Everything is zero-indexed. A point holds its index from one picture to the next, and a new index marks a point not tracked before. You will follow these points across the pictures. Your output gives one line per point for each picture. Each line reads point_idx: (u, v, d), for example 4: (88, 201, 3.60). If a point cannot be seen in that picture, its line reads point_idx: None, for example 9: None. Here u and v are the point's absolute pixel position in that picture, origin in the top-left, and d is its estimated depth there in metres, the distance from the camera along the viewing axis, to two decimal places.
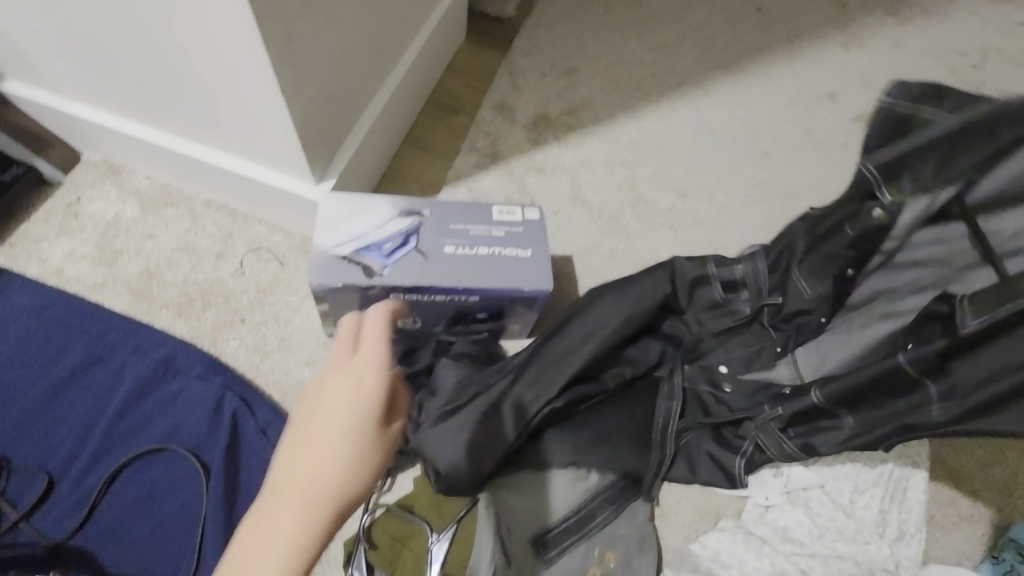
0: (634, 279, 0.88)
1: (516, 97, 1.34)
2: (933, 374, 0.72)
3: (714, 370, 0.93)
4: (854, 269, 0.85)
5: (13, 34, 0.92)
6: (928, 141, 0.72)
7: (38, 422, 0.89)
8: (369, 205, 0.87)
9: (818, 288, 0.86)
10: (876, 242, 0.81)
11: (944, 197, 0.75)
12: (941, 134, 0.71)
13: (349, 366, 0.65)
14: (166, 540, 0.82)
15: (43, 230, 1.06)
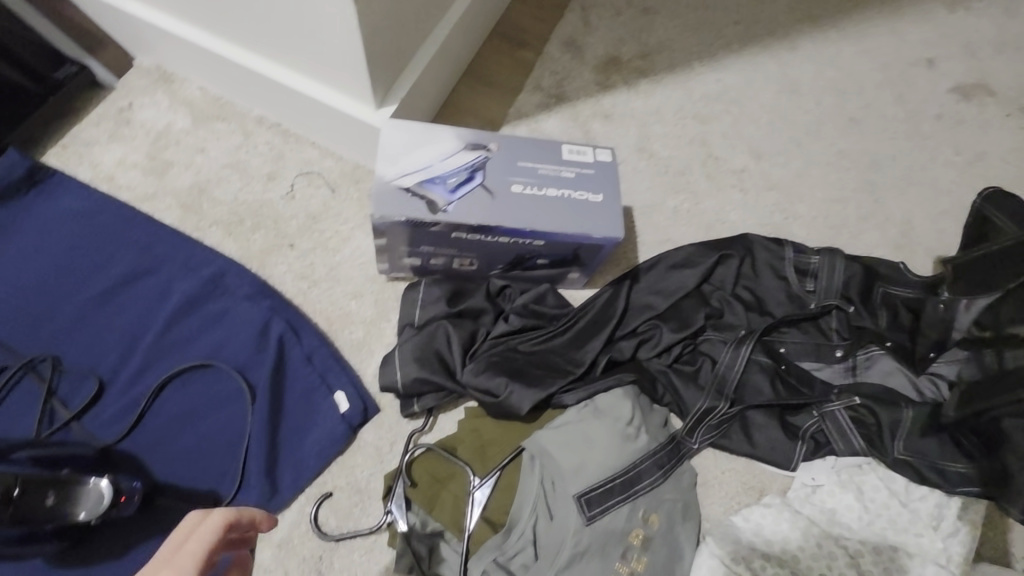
0: (708, 253, 0.94)
1: (587, 35, 1.25)
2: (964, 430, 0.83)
3: (774, 347, 0.92)
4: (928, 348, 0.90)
5: None
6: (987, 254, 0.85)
7: (88, 327, 0.88)
8: (433, 134, 0.81)
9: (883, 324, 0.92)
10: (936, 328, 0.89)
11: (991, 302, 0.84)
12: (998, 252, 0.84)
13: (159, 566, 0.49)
14: (211, 455, 0.81)
15: (95, 133, 1.03)
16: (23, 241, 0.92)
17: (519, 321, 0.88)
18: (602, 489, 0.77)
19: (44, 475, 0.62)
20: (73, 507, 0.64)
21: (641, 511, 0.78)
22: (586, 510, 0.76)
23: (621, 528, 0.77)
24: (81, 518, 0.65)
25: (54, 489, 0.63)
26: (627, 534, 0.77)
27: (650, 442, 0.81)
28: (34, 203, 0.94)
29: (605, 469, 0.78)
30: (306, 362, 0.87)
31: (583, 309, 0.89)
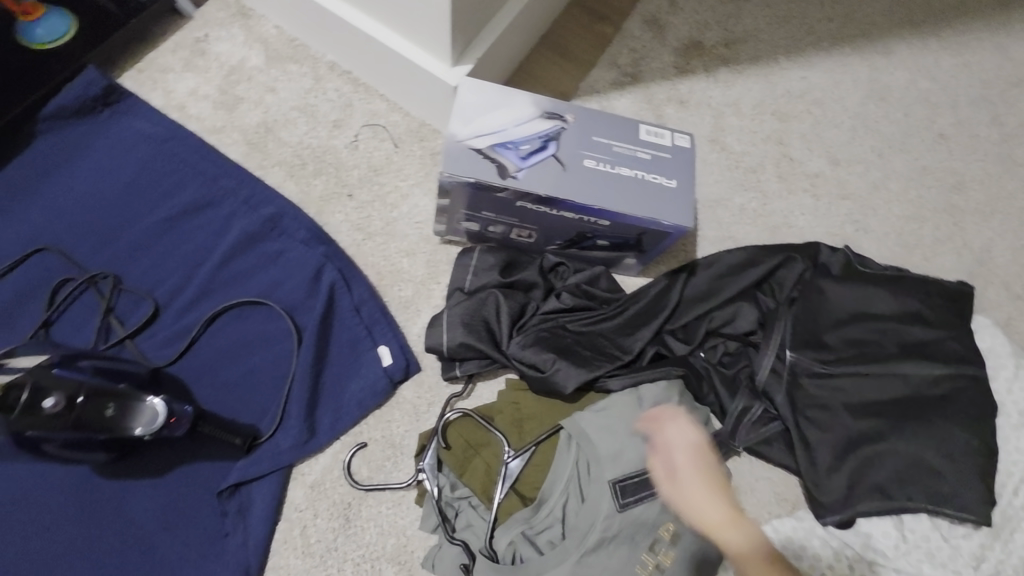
0: (774, 255, 0.92)
1: (671, 15, 1.20)
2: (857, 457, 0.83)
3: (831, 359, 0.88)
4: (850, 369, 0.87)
5: None
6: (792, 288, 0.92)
7: (149, 251, 0.89)
8: (510, 99, 0.79)
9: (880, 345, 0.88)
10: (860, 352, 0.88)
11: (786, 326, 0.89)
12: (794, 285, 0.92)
13: None
14: (254, 390, 0.83)
15: (170, 61, 1.03)
16: (93, 160, 0.93)
17: (571, 300, 0.87)
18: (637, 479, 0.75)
19: (102, 385, 0.64)
20: (129, 419, 0.65)
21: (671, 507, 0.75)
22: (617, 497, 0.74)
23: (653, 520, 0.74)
24: (138, 431, 0.66)
25: (113, 401, 0.65)
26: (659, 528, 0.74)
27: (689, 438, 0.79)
28: (108, 123, 0.95)
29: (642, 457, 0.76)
30: (354, 313, 0.87)
31: (636, 295, 0.87)
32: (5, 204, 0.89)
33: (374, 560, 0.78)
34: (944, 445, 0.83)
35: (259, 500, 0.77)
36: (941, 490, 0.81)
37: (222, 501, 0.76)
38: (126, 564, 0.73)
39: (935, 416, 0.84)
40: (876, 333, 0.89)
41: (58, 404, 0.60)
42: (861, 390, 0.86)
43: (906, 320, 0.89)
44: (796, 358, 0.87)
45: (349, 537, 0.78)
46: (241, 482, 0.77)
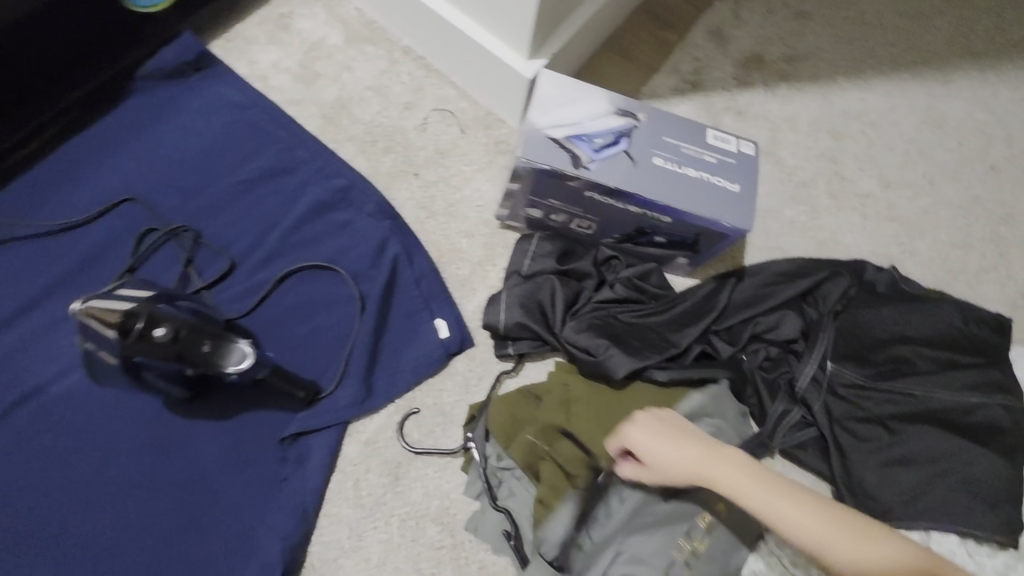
0: (819, 268, 0.95)
1: (735, 28, 1.23)
2: (885, 467, 0.86)
3: (871, 372, 0.90)
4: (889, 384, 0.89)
5: None
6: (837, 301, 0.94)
7: (226, 210, 0.94)
8: (586, 94, 0.82)
9: (921, 365, 0.90)
10: (901, 370, 0.90)
11: (828, 335, 0.92)
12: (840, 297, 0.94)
13: None
14: (318, 348, 0.88)
15: (255, 34, 1.06)
16: (179, 120, 0.97)
17: (623, 292, 0.90)
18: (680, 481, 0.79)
19: (201, 320, 0.67)
20: (224, 356, 0.68)
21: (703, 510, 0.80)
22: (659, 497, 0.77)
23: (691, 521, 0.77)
24: (231, 368, 0.69)
25: (210, 339, 0.68)
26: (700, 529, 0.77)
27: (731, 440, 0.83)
28: (196, 86, 0.99)
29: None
30: (415, 286, 0.92)
31: (686, 294, 0.91)
32: (96, 154, 0.93)
33: (418, 519, 0.83)
34: (976, 466, 0.85)
35: (316, 452, 0.82)
36: (971, 510, 0.83)
37: (283, 449, 0.81)
38: (191, 498, 0.79)
39: (967, 437, 0.86)
40: (917, 353, 0.91)
41: (166, 333, 0.63)
42: (899, 408, 0.88)
43: (945, 343, 0.92)
44: (835, 369, 0.90)
45: (396, 494, 0.83)
46: (299, 433, 0.82)
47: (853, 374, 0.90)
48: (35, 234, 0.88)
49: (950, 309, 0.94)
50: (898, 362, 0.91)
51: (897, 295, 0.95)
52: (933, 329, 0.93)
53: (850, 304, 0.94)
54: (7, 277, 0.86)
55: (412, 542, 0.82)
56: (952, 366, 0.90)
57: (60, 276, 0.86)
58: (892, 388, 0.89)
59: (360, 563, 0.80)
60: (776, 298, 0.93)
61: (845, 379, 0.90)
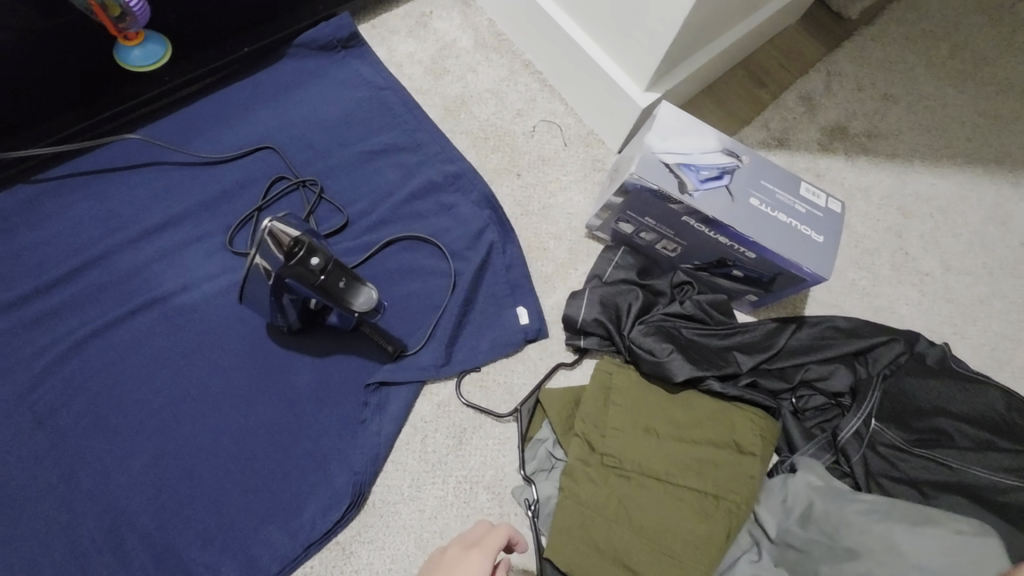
0: (864, 331, 0.97)
1: (825, 98, 1.31)
2: None
3: (907, 439, 0.89)
4: (924, 451, 0.88)
5: None
6: (879, 361, 0.95)
7: (348, 174, 1.04)
8: (700, 131, 0.92)
9: (958, 442, 0.88)
10: (934, 443, 0.89)
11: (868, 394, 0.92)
12: (885, 359, 0.95)
13: (464, 554, 0.59)
14: (410, 311, 0.96)
15: (398, 26, 1.18)
16: (321, 89, 1.08)
17: (692, 309, 0.96)
18: (693, 479, 0.85)
19: (343, 263, 0.79)
20: (354, 295, 0.78)
21: (825, 499, 0.81)
22: (671, 489, 0.84)
23: (699, 517, 0.83)
24: (356, 307, 0.78)
25: (343, 278, 0.78)
26: (711, 530, 0.82)
27: (753, 457, 0.86)
28: (341, 62, 1.11)
29: (703, 463, 0.86)
30: (504, 272, 1.00)
31: (748, 327, 0.95)
32: (246, 104, 1.04)
33: (473, 484, 0.88)
34: None
35: (395, 403, 0.89)
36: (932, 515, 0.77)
37: (366, 393, 0.88)
38: (279, 421, 0.85)
39: (997, 513, 0.84)
40: (953, 430, 0.89)
41: (321, 261, 0.75)
42: (931, 479, 0.86)
43: (984, 423, 0.89)
44: (879, 427, 0.90)
45: (457, 457, 0.89)
46: (383, 382, 0.89)
47: (890, 436, 0.89)
48: (185, 161, 0.98)
49: (996, 390, 0.91)
50: (933, 433, 0.89)
51: (944, 369, 0.94)
52: (974, 409, 0.90)
53: (892, 368, 0.95)
54: (153, 195, 0.95)
55: (464, 505, 0.86)
56: (988, 446, 0.88)
57: (199, 202, 0.96)
58: (912, 451, 0.88)
59: (415, 513, 0.85)
60: (825, 347, 0.95)
61: (883, 441, 0.89)
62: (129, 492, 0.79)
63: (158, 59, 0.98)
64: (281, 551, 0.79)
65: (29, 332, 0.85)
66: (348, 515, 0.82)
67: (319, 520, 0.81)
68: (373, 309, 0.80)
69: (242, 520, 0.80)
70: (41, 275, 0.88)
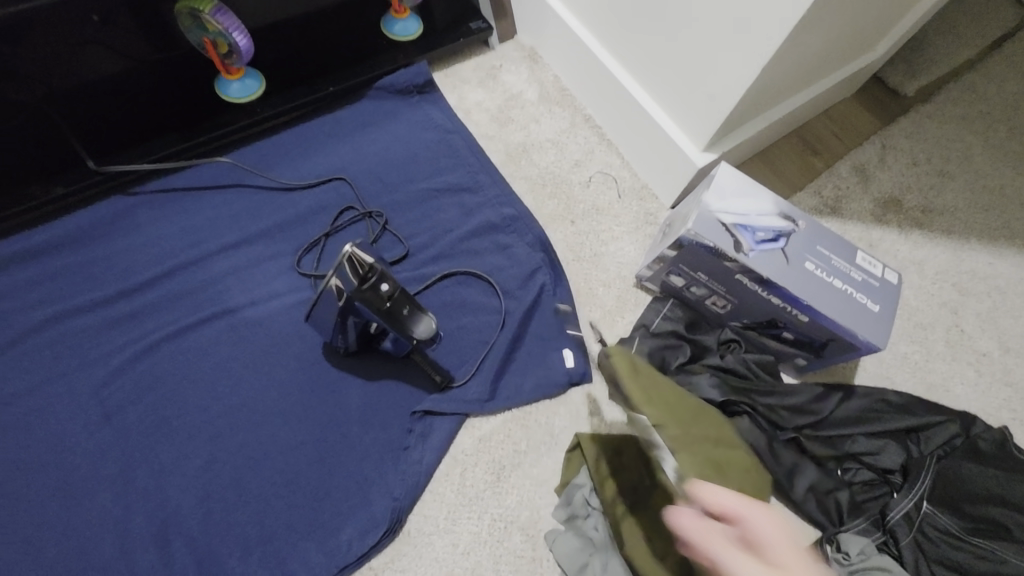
0: (917, 408, 0.93)
1: (878, 170, 1.33)
2: None
3: (962, 527, 0.84)
4: (981, 541, 0.83)
5: None
6: (931, 440, 0.92)
7: (411, 208, 1.09)
8: (757, 194, 0.94)
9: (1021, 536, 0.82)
10: (991, 534, 0.83)
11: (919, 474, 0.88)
12: (938, 439, 0.91)
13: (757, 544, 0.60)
14: (459, 343, 0.98)
15: (469, 76, 1.26)
16: (394, 129, 1.16)
17: (732, 364, 0.96)
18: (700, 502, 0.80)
19: (406, 291, 0.83)
20: (414, 323, 0.82)
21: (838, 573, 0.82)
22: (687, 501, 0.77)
23: None
24: (415, 335, 0.82)
25: (407, 306, 0.83)
26: None
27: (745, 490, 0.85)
28: (415, 105, 1.19)
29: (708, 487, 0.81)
30: (554, 314, 1.02)
31: (795, 389, 0.93)
32: (325, 139, 1.12)
33: (508, 523, 0.87)
34: None
35: (438, 432, 0.90)
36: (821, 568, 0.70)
37: (412, 420, 0.90)
38: (326, 439, 0.88)
39: None
40: (1015, 523, 0.82)
41: (389, 288, 0.79)
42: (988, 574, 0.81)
43: None
44: (931, 511, 0.86)
45: (494, 494, 0.89)
46: (428, 412, 0.91)
47: (943, 522, 0.85)
48: (265, 186, 1.05)
49: None
50: (993, 523, 0.84)
51: (1006, 454, 0.88)
52: None
53: (945, 449, 0.91)
54: (234, 215, 1.02)
55: (498, 544, 0.86)
56: None
57: (273, 224, 1.02)
58: (968, 542, 0.83)
59: (448, 546, 0.85)
60: (875, 420, 0.93)
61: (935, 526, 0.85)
62: (181, 494, 0.82)
63: (253, 93, 1.09)
64: (317, 570, 0.80)
65: (109, 332, 0.91)
66: (383, 541, 0.83)
67: (356, 542, 0.82)
68: (429, 339, 0.85)
69: (282, 534, 0.81)
70: (126, 279, 0.94)
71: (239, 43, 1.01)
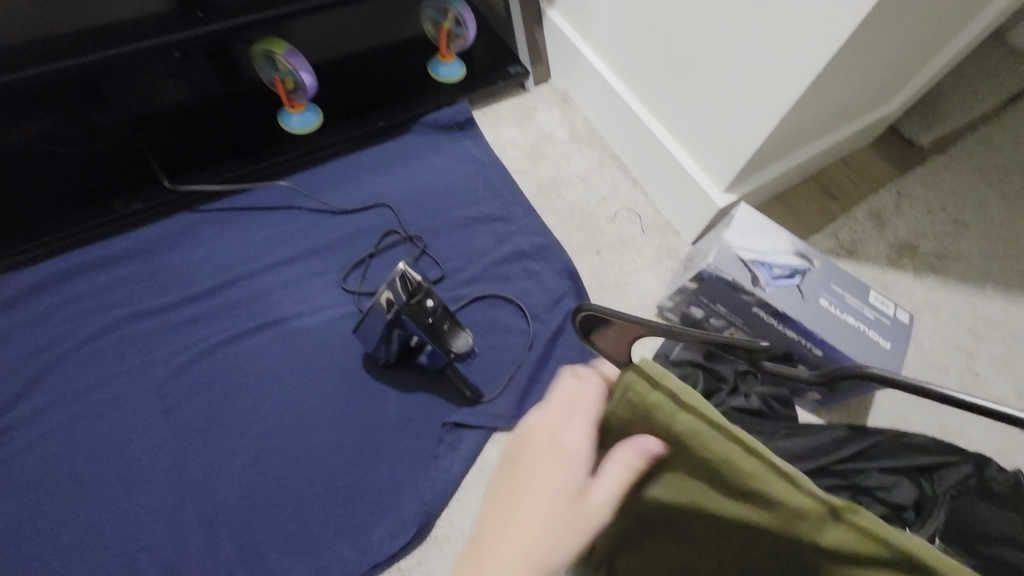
0: (931, 446, 0.93)
1: (894, 216, 1.38)
2: None
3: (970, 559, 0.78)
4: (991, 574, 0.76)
5: None
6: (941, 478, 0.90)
7: (449, 235, 1.17)
8: (775, 233, 1.00)
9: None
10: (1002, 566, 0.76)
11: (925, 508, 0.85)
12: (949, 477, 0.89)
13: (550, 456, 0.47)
14: (489, 361, 1.04)
15: (506, 115, 1.36)
16: (435, 161, 1.25)
17: (756, 403, 0.99)
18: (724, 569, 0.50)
19: (448, 309, 0.90)
20: (453, 338, 0.89)
21: None
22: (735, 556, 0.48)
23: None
24: (453, 349, 0.88)
25: (447, 321, 0.89)
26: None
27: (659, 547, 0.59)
28: (455, 140, 1.28)
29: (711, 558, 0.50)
30: (578, 338, 1.08)
31: (819, 429, 0.95)
32: (373, 167, 1.22)
33: None
34: None
35: (467, 444, 0.96)
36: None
37: (442, 431, 0.96)
38: (363, 444, 0.94)
39: None
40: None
41: (433, 304, 0.87)
42: None
43: None
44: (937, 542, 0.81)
45: None
46: (458, 423, 0.97)
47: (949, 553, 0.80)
48: (317, 208, 1.15)
49: None
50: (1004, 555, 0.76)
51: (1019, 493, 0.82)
52: None
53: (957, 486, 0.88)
54: (287, 234, 1.12)
55: None
56: None
57: (322, 243, 1.11)
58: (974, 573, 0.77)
59: None
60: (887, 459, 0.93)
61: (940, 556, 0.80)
62: (230, 487, 0.89)
63: (312, 125, 1.19)
64: (350, 565, 0.86)
65: (172, 335, 0.99)
66: (413, 543, 0.88)
67: (387, 543, 0.87)
68: (465, 354, 0.91)
69: (319, 531, 0.87)
70: (188, 288, 1.03)
71: (304, 80, 1.13)
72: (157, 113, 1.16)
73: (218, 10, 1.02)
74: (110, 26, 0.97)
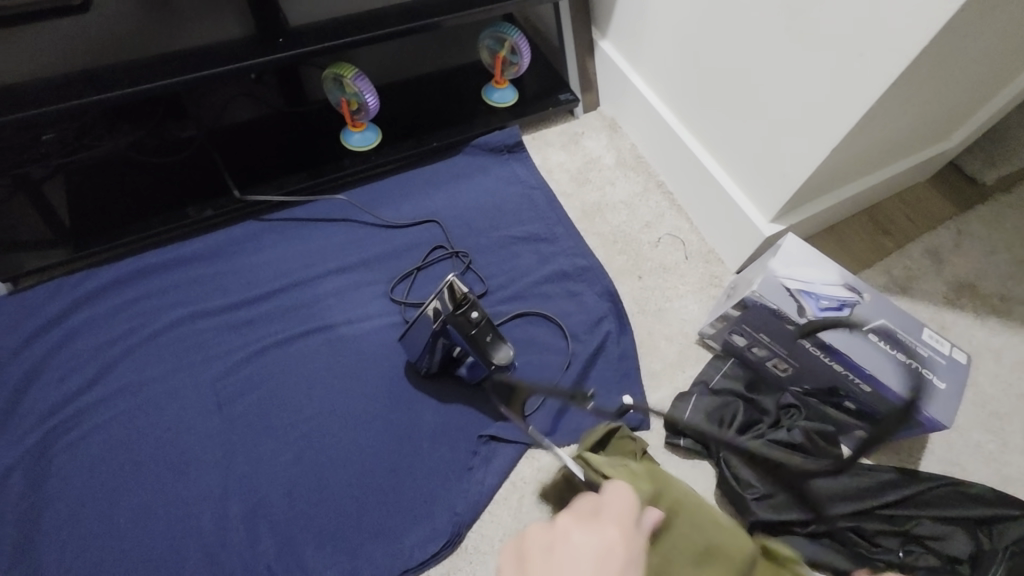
0: (990, 498, 0.88)
1: (953, 254, 1.33)
2: None
3: None
4: None
5: (643, 24, 1.23)
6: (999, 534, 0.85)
7: (493, 252, 1.21)
8: (823, 264, 0.99)
9: None
10: None
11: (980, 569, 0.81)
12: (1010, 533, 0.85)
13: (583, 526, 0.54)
14: (526, 377, 1.06)
15: (554, 140, 1.40)
16: (484, 182, 1.30)
17: (800, 438, 0.94)
18: None
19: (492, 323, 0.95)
20: (495, 351, 0.93)
21: None
22: None
23: None
24: (494, 361, 0.92)
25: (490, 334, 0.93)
26: None
27: None
28: (504, 162, 1.33)
29: None
30: (617, 360, 1.08)
31: (864, 469, 0.91)
32: (424, 185, 1.28)
33: None
34: None
35: (500, 459, 0.96)
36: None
37: (477, 443, 0.97)
38: (400, 450, 0.96)
39: None
40: None
41: (478, 316, 0.91)
42: None
43: None
44: None
45: None
46: (494, 437, 0.98)
47: None
48: (370, 222, 1.21)
49: None
50: None
51: None
52: None
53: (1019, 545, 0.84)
54: (341, 245, 1.17)
55: None
56: None
57: (373, 255, 1.16)
58: None
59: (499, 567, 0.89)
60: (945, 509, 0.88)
61: None
62: (272, 482, 0.93)
63: (371, 143, 1.27)
64: (381, 568, 0.88)
65: (230, 334, 1.06)
66: (442, 552, 0.89)
67: (417, 550, 0.89)
68: (506, 367, 0.95)
69: (354, 531, 0.90)
70: (248, 291, 1.10)
71: (369, 102, 1.21)
72: (232, 129, 1.26)
73: (296, 39, 1.10)
74: (194, 51, 1.05)
